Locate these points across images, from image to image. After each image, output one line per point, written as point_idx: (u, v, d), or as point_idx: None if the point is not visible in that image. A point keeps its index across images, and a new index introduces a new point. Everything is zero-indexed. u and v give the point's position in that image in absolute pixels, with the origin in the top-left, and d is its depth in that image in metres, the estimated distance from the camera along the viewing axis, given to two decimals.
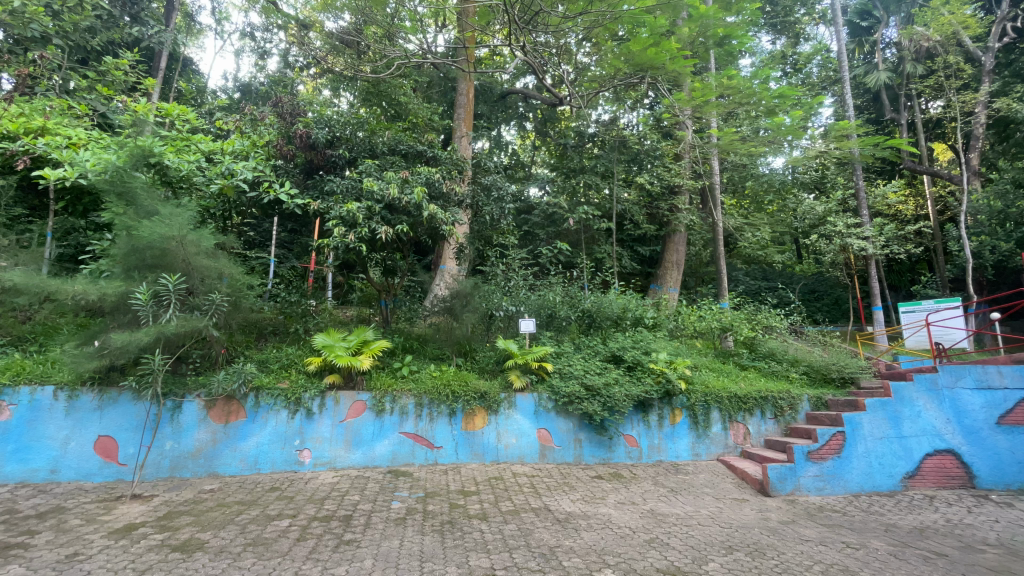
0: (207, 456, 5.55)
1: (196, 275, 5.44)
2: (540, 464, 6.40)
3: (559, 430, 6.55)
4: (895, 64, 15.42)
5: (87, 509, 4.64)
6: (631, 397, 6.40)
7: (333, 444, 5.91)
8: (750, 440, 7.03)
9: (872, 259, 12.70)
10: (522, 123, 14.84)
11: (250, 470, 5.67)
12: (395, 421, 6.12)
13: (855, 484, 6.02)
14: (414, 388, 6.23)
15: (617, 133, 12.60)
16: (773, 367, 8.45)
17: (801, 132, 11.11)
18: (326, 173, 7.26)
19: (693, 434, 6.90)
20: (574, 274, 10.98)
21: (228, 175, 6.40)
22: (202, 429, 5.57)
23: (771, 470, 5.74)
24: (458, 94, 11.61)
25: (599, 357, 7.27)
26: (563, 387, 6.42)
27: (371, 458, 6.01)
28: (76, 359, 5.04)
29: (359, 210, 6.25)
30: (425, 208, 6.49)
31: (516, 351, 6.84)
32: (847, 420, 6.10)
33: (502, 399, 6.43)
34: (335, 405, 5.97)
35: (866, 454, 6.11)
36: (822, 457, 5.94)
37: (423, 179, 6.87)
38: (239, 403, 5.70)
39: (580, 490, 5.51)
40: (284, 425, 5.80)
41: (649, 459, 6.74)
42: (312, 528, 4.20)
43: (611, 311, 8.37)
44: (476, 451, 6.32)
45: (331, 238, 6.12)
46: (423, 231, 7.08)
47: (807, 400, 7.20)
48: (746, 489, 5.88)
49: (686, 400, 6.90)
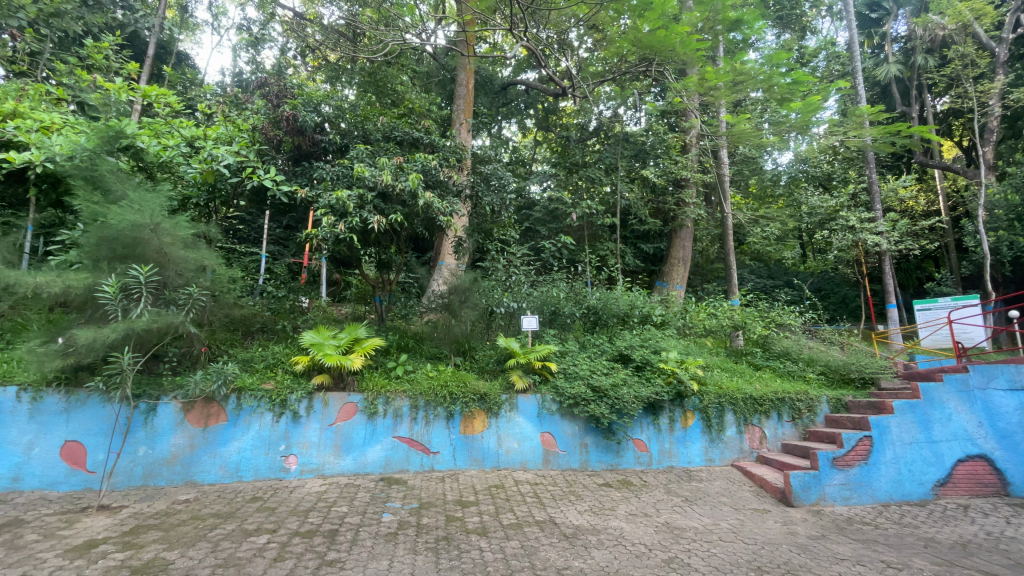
0: (184, 463, 5.14)
1: (171, 266, 5.03)
2: (543, 471, 5.98)
3: (564, 434, 6.12)
4: (905, 56, 15.05)
5: (47, 522, 4.23)
6: (640, 399, 5.98)
7: (321, 450, 5.49)
8: (767, 444, 6.64)
9: (887, 255, 12.24)
10: (523, 118, 14.45)
11: (231, 479, 5.24)
12: (388, 424, 5.70)
13: (883, 493, 5.59)
14: (410, 389, 5.80)
15: (620, 127, 12.42)
16: (789, 366, 8.04)
17: (806, 127, 10.74)
18: (316, 159, 6.80)
19: (706, 438, 6.49)
20: (577, 270, 10.57)
21: (205, 157, 5.90)
22: (179, 434, 5.15)
23: (794, 478, 5.30)
24: (458, 83, 11.18)
25: (606, 357, 6.85)
26: (569, 388, 5.99)
27: (363, 464, 5.59)
28: (38, 357, 4.62)
29: (350, 198, 5.82)
30: (420, 196, 6.05)
31: (518, 350, 6.41)
32: (874, 424, 5.68)
33: (503, 401, 6.02)
34: (323, 408, 5.55)
35: (894, 461, 5.69)
36: (848, 464, 5.50)
37: (419, 165, 6.45)
38: (219, 405, 5.27)
39: (588, 500, 5.09)
40: (268, 429, 5.38)
41: (660, 465, 6.32)
42: (292, 547, 3.77)
43: (618, 308, 7.90)
44: (476, 457, 5.89)
45: (320, 228, 5.71)
46: (420, 222, 6.67)
47: (826, 402, 6.84)
48: (766, 498, 5.44)
49: (699, 402, 6.48)
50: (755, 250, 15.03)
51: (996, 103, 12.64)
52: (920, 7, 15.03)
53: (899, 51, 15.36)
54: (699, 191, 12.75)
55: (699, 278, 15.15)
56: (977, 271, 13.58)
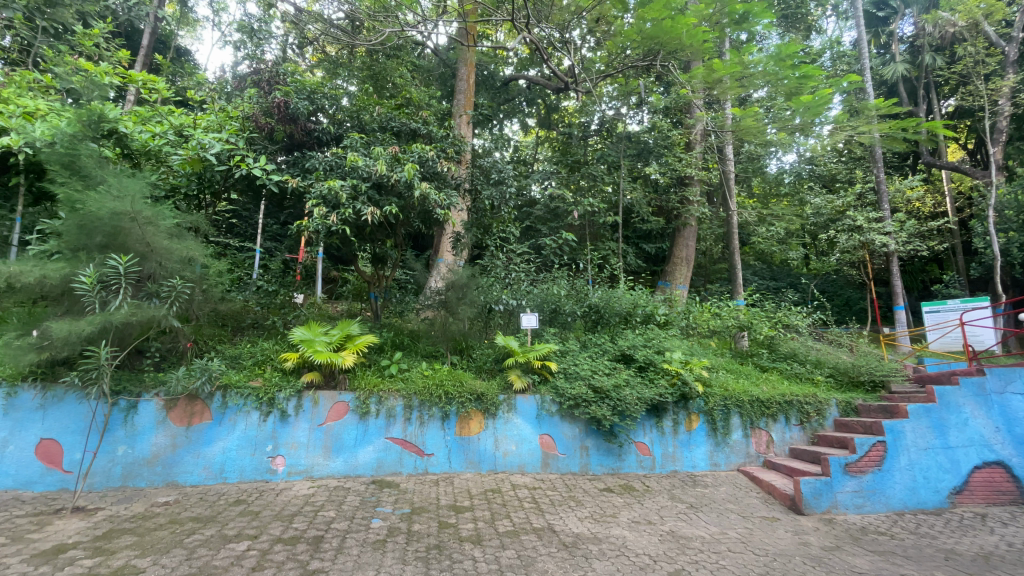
0: (165, 464, 4.91)
1: (154, 256, 4.80)
2: (541, 474, 5.74)
3: (563, 436, 5.89)
4: (912, 55, 14.82)
5: (17, 525, 4.00)
6: (643, 400, 5.74)
7: (310, 451, 5.26)
8: (773, 448, 6.41)
9: (895, 256, 11.99)
10: (525, 117, 14.24)
11: (215, 480, 5.01)
12: (381, 424, 5.47)
13: (897, 501, 5.35)
14: (404, 389, 5.57)
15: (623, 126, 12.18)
16: (796, 368, 7.80)
17: (810, 130, 10.74)
18: (309, 148, 6.59)
19: (711, 442, 6.26)
20: (577, 268, 10.33)
21: (193, 145, 5.67)
22: (160, 433, 4.92)
23: (805, 484, 5.06)
24: (459, 78, 10.95)
25: (607, 356, 6.60)
26: (569, 389, 5.75)
27: (354, 466, 5.35)
28: (12, 350, 4.39)
29: (342, 188, 5.60)
30: (416, 187, 5.81)
31: (517, 349, 6.16)
32: (887, 428, 5.43)
33: (501, 401, 5.78)
34: (313, 407, 5.32)
35: (909, 467, 5.44)
36: (861, 471, 5.26)
37: (416, 156, 6.22)
38: (203, 403, 5.05)
39: (588, 506, 4.86)
40: (254, 429, 5.15)
41: (663, 469, 6.08)
42: (273, 555, 3.54)
43: (621, 306, 7.64)
44: (472, 460, 5.66)
45: (311, 219, 5.49)
46: (416, 214, 6.44)
47: (835, 405, 6.62)
48: (775, 506, 5.19)
49: (704, 404, 6.25)
50: (759, 251, 14.78)
51: (1007, 102, 12.39)
52: (928, 6, 14.81)
53: (907, 50, 15.13)
54: (703, 189, 12.50)
55: (702, 279, 14.91)
56: (986, 272, 13.31)
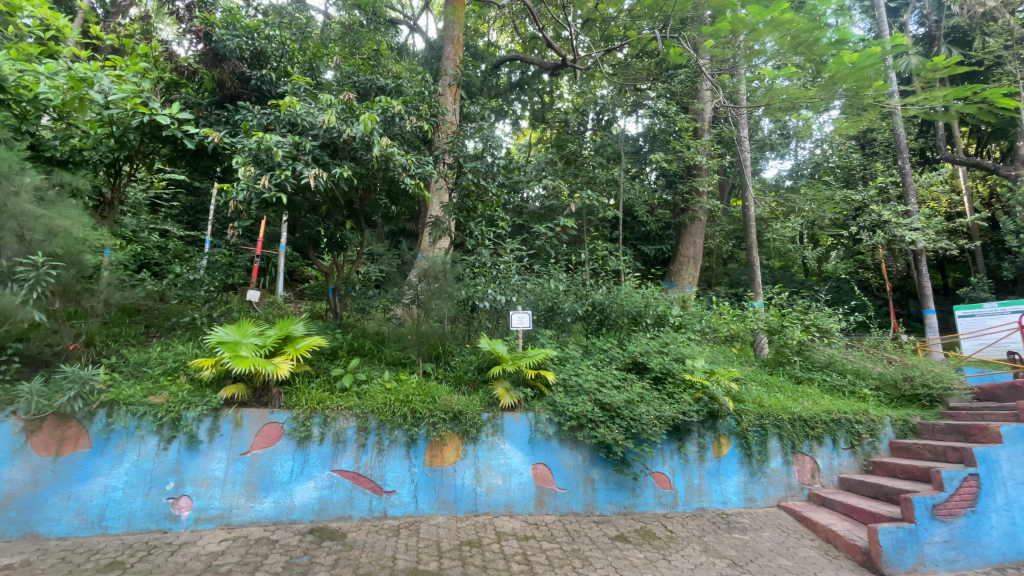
0: (22, 508, 3.61)
1: (10, 223, 3.70)
2: (535, 517, 4.46)
3: (563, 466, 4.62)
4: (926, 46, 13.89)
5: None
6: (662, 420, 4.55)
7: (227, 489, 3.95)
8: (820, 478, 5.20)
9: (923, 253, 10.83)
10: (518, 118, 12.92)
11: (91, 531, 3.70)
12: (325, 454, 4.18)
13: (995, 552, 4.14)
14: (357, 406, 4.28)
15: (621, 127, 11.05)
16: (835, 380, 6.60)
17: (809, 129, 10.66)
18: (244, 101, 5.42)
19: (745, 471, 5.03)
20: (575, 265, 9.08)
21: (84, 85, 4.43)
22: (16, 466, 3.63)
23: (884, 535, 3.83)
24: (443, 57, 9.54)
25: (615, 365, 5.33)
26: (570, 406, 4.53)
27: (287, 509, 4.05)
28: None
29: (279, 145, 4.37)
30: (375, 144, 4.56)
31: (505, 354, 4.89)
32: (980, 457, 4.21)
33: (484, 422, 4.52)
34: (233, 430, 4.02)
35: (1008, 508, 4.23)
36: (952, 514, 4.03)
37: (378, 111, 4.99)
38: (80, 426, 3.75)
39: (599, 567, 3.61)
40: (150, 460, 3.85)
41: (688, 507, 4.83)
42: None
43: (630, 305, 6.35)
44: (446, 498, 4.37)
45: (236, 185, 4.24)
46: (380, 186, 5.20)
47: (890, 425, 5.44)
48: (841, 562, 3.98)
49: (736, 424, 5.02)
50: (769, 250, 13.67)
51: None
52: None
53: (919, 40, 14.21)
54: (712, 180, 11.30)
55: (707, 281, 13.79)
56: (1017, 273, 12.23)
